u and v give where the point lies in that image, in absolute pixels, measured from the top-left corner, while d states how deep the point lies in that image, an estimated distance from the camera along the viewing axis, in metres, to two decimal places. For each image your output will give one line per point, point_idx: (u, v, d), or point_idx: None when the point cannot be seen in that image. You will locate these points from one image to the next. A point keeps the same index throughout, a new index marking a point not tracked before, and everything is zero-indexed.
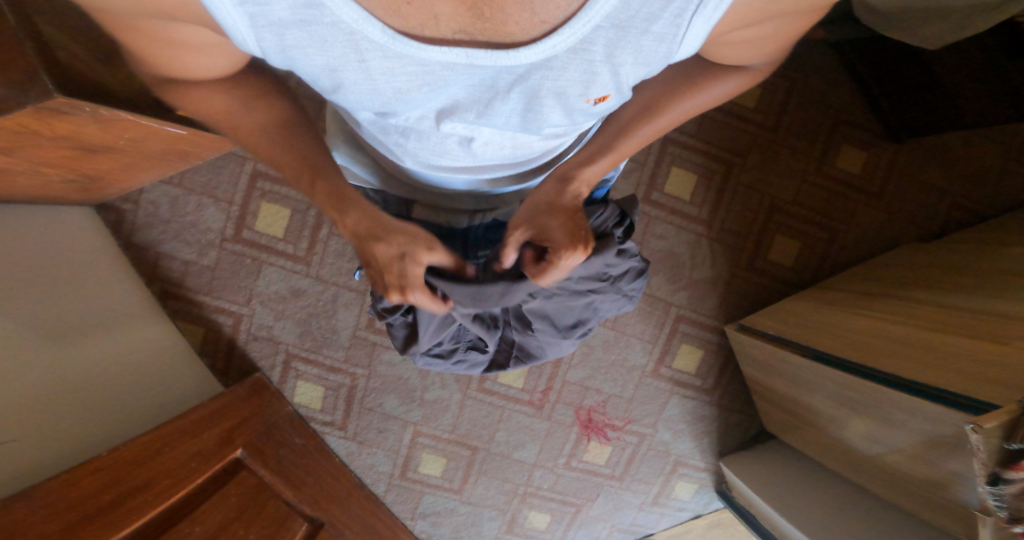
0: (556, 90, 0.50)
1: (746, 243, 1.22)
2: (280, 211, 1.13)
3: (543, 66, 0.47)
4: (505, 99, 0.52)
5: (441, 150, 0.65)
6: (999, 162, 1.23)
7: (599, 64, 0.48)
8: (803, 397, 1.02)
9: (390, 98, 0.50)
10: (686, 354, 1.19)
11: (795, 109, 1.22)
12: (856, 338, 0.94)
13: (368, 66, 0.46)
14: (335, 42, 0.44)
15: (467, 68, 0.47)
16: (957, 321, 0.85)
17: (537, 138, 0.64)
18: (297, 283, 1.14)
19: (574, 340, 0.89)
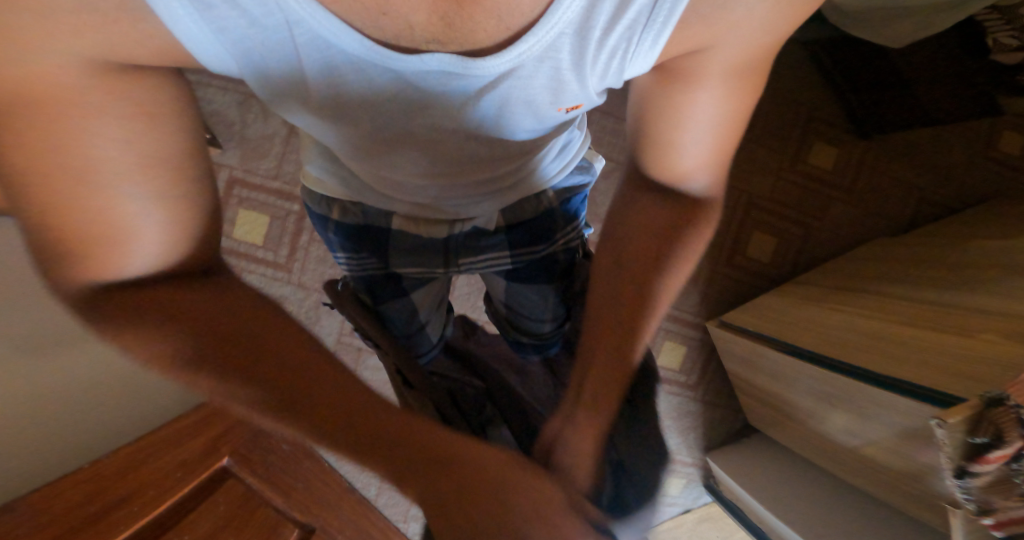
0: (526, 98, 0.52)
1: (724, 240, 1.24)
2: (260, 219, 1.23)
3: (511, 77, 0.48)
4: (477, 108, 0.53)
5: (417, 163, 0.67)
6: (965, 156, 1.27)
7: (567, 73, 0.49)
8: (784, 391, 1.03)
9: (366, 106, 0.52)
10: (670, 351, 1.21)
11: (767, 108, 1.25)
12: (832, 332, 0.96)
13: (344, 73, 0.47)
14: (307, 49, 0.45)
15: (438, 77, 0.48)
16: (928, 312, 0.87)
17: (511, 145, 0.66)
18: (278, 290, 1.22)
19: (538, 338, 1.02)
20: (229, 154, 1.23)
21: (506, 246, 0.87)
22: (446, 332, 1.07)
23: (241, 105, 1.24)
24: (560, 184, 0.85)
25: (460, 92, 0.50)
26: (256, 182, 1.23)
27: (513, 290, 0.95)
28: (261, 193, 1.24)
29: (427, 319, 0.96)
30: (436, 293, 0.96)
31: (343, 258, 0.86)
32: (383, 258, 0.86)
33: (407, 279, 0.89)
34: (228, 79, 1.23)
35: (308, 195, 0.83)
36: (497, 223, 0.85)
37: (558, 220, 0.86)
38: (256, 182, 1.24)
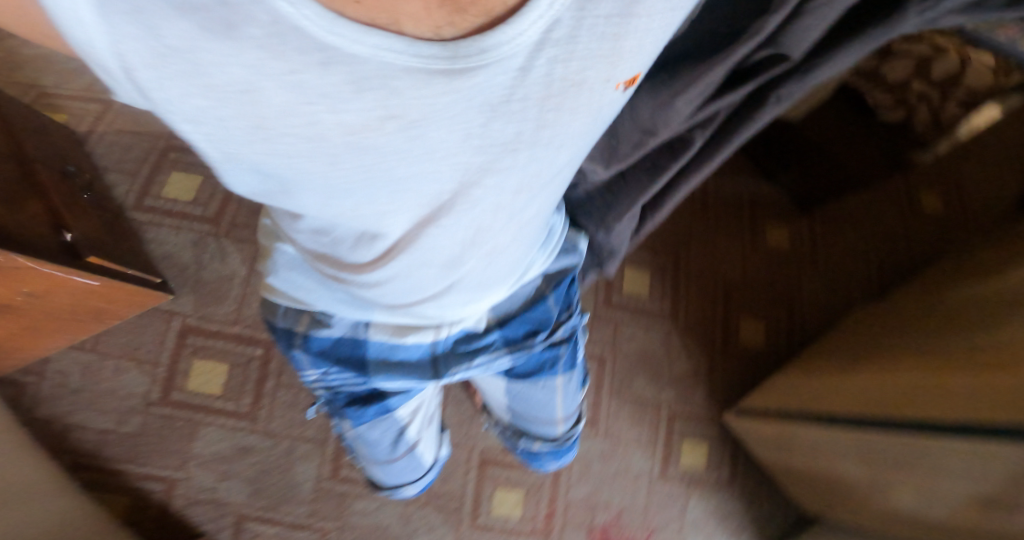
0: (558, 102, 0.47)
1: (714, 333, 1.25)
2: (218, 368, 1.10)
3: (544, 68, 0.43)
4: (452, 141, 0.46)
5: (422, 234, 0.57)
6: (895, 218, 1.40)
7: (608, 47, 0.44)
8: (828, 465, 0.96)
9: (348, 157, 0.44)
10: (691, 451, 1.14)
11: (711, 202, 1.37)
12: (867, 397, 0.90)
13: (322, 118, 0.40)
14: (271, 91, 0.38)
15: (449, 82, 0.40)
16: (932, 363, 0.84)
17: (539, 204, 0.62)
18: (242, 440, 1.06)
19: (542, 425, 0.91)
20: (181, 300, 1.15)
21: (502, 346, 0.82)
22: (442, 454, 0.96)
23: (196, 246, 1.20)
24: (550, 269, 0.82)
25: (477, 110, 0.44)
26: (212, 329, 1.13)
27: (517, 392, 0.90)
28: (218, 340, 1.13)
29: (416, 437, 0.88)
30: (424, 409, 0.89)
31: (315, 378, 0.80)
32: (363, 372, 0.78)
33: (392, 395, 0.83)
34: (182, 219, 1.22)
35: (271, 311, 0.78)
36: (488, 321, 0.82)
37: (552, 307, 0.83)
38: (212, 327, 1.14)
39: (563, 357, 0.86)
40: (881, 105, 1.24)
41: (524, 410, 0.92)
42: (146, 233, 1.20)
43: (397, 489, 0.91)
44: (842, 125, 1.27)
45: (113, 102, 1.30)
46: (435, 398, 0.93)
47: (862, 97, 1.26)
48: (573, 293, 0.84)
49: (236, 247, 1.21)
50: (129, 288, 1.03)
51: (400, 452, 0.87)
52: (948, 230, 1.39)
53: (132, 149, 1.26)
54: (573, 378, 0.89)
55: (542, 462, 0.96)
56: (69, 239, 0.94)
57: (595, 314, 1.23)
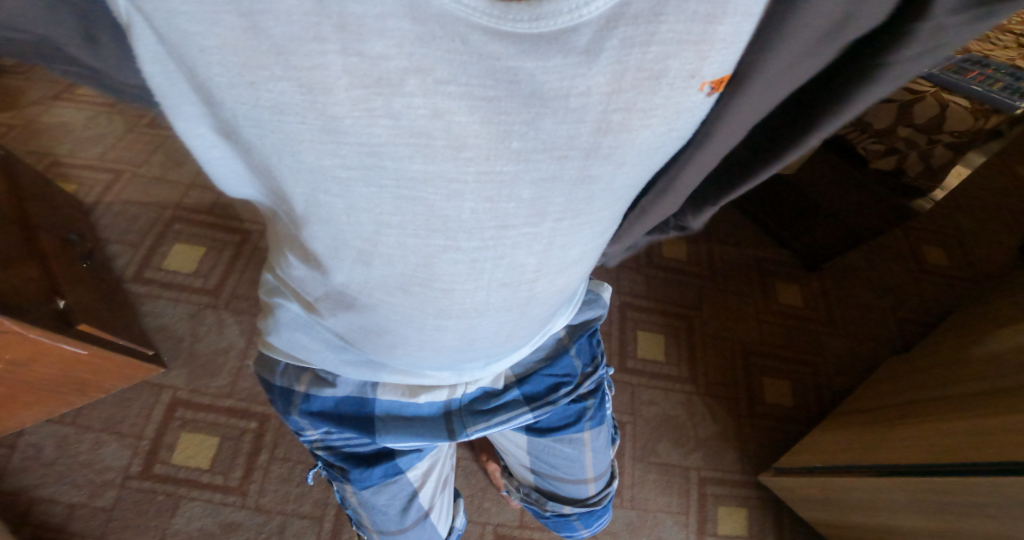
0: (628, 100, 0.40)
1: (738, 392, 1.18)
2: (207, 439, 1.01)
3: (613, 53, 0.38)
4: (486, 133, 0.41)
5: (432, 263, 0.50)
6: (906, 273, 1.38)
7: (698, 32, 0.38)
8: (889, 521, 0.86)
9: (359, 130, 0.40)
10: (727, 518, 1.04)
11: (721, 264, 1.35)
12: (914, 442, 0.83)
13: (330, 60, 0.37)
14: (278, 14, 0.36)
15: (491, 41, 0.37)
16: (972, 401, 0.79)
17: (585, 243, 0.53)
18: (228, 516, 0.95)
19: (567, 486, 0.83)
20: (173, 371, 1.08)
21: (523, 402, 0.75)
22: (456, 524, 0.86)
23: (194, 316, 1.15)
24: (572, 321, 0.78)
25: (519, 95, 0.39)
26: (205, 400, 1.05)
27: (540, 451, 0.81)
28: (209, 411, 1.04)
29: (429, 504, 0.78)
30: (438, 471, 0.80)
31: (316, 437, 0.72)
32: (368, 431, 0.70)
33: (401, 456, 0.74)
34: (182, 289, 1.17)
35: (270, 368, 0.71)
36: (507, 379, 0.76)
37: (576, 359, 0.78)
38: (204, 398, 1.06)
39: (590, 410, 0.79)
40: (872, 153, 1.22)
41: (549, 471, 0.83)
42: (142, 305, 1.15)
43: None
44: (833, 180, 1.29)
45: (124, 174, 1.31)
46: (449, 460, 0.83)
47: (850, 146, 1.25)
48: (597, 345, 0.80)
49: (236, 317, 1.16)
50: (120, 357, 0.97)
51: (410, 522, 0.76)
52: (962, 284, 1.37)
53: (138, 222, 1.24)
54: (602, 434, 0.81)
55: (573, 530, 0.88)
56: (62, 305, 0.89)
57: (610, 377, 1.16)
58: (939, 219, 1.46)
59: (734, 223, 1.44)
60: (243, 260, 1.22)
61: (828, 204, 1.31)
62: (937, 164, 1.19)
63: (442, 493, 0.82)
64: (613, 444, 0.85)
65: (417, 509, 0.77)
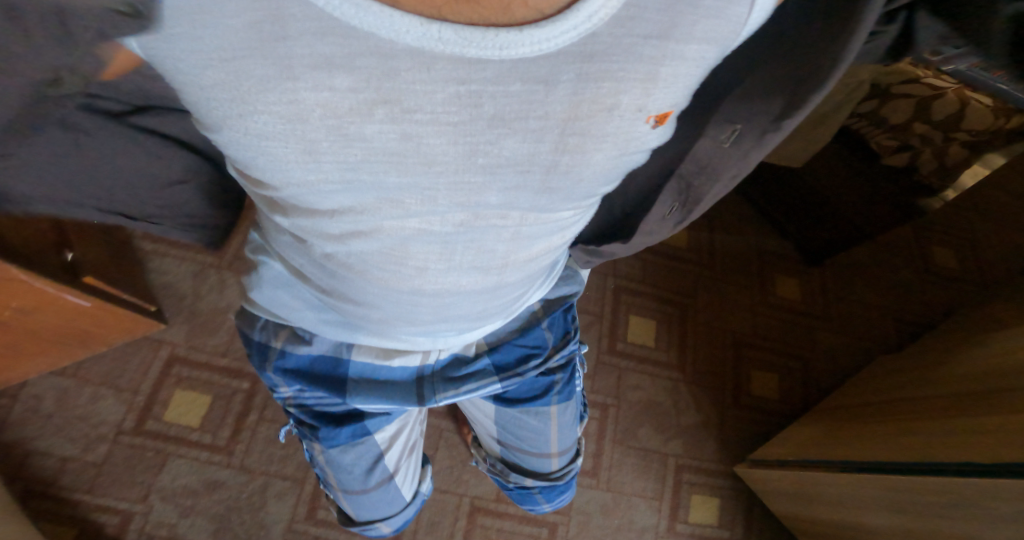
0: (583, 129, 0.39)
1: (724, 382, 1.18)
2: (199, 397, 1.04)
3: (570, 85, 0.37)
4: (455, 153, 0.39)
5: (403, 261, 0.49)
6: (913, 272, 1.35)
7: (645, 72, 0.37)
8: (856, 522, 0.87)
9: (325, 151, 0.38)
10: (700, 507, 1.05)
11: (721, 251, 1.33)
12: (896, 440, 0.83)
13: (304, 97, 0.35)
14: (253, 58, 0.34)
15: (457, 67, 0.35)
16: (963, 402, 0.78)
17: (549, 232, 0.52)
18: (213, 475, 0.99)
19: (532, 460, 0.84)
20: (172, 328, 1.10)
21: (492, 372, 0.76)
22: (421, 489, 0.88)
23: (196, 276, 1.15)
24: (548, 296, 0.78)
25: (484, 121, 0.37)
26: (200, 359, 1.08)
27: (507, 422, 0.83)
28: (204, 371, 1.07)
29: (394, 466, 0.80)
30: (405, 437, 0.81)
31: (290, 394, 0.74)
32: (339, 391, 0.72)
33: (370, 418, 0.76)
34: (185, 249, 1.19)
35: (250, 322, 0.72)
36: (478, 347, 0.76)
37: (548, 332, 0.78)
38: (200, 357, 1.08)
39: (559, 385, 0.80)
40: (885, 148, 1.21)
41: (514, 443, 0.84)
42: (149, 262, 1.14)
43: (370, 525, 0.83)
44: (846, 174, 1.24)
45: None
46: (418, 426, 0.85)
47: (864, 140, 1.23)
48: (570, 321, 0.80)
49: (237, 278, 1.16)
50: (124, 313, 0.99)
51: (373, 483, 0.78)
52: (967, 288, 1.34)
53: None
54: (569, 410, 0.82)
55: (536, 504, 0.90)
56: (71, 258, 0.88)
57: (599, 359, 1.16)
58: (961, 219, 1.41)
59: (738, 213, 1.38)
60: (246, 222, 1.22)
61: (839, 199, 1.26)
62: (951, 163, 1.20)
63: (410, 456, 0.83)
64: (582, 422, 0.86)
65: (381, 471, 0.79)
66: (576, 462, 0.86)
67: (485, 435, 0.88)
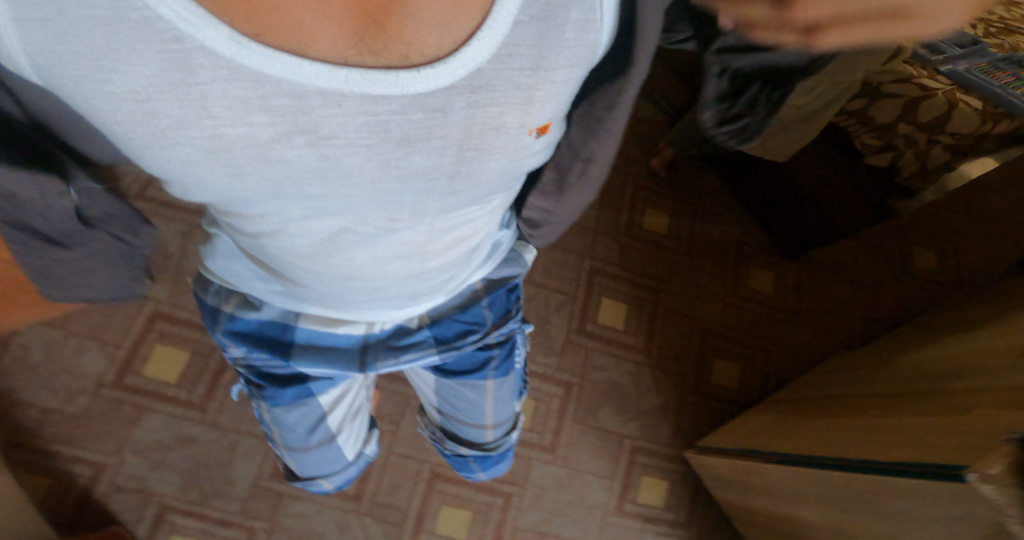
0: (477, 145, 0.47)
1: (687, 369, 1.22)
2: (178, 354, 1.08)
3: (462, 111, 0.45)
4: (368, 167, 0.47)
5: (332, 256, 0.56)
6: (889, 272, 1.36)
7: (521, 96, 0.46)
8: (790, 511, 0.91)
9: (253, 168, 0.46)
10: (650, 487, 1.10)
11: (698, 239, 1.33)
12: (836, 437, 0.86)
13: (226, 131, 0.43)
14: (168, 101, 0.41)
15: (366, 103, 0.43)
16: (909, 406, 0.80)
17: (471, 222, 0.58)
18: (185, 431, 1.03)
19: (469, 429, 0.88)
20: (157, 285, 1.12)
21: (432, 344, 0.78)
22: (366, 451, 0.92)
23: (184, 237, 1.15)
24: (492, 276, 0.80)
25: (388, 141, 0.45)
26: (182, 317, 1.11)
27: (446, 392, 0.86)
28: (185, 328, 1.10)
29: (336, 428, 0.84)
30: (349, 399, 0.85)
31: (239, 356, 0.76)
32: (285, 355, 0.75)
33: (314, 381, 0.79)
34: None
35: (204, 286, 0.75)
36: (420, 319, 0.78)
37: (487, 311, 0.80)
38: (182, 315, 1.11)
39: (495, 360, 0.83)
40: (868, 147, 1.22)
41: (453, 413, 0.88)
42: None
43: (312, 481, 0.87)
44: (833, 168, 1.25)
45: None
46: (363, 391, 0.88)
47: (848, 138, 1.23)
48: (513, 300, 0.82)
49: None
50: None
51: (314, 442, 0.82)
52: (942, 291, 1.36)
53: None
54: (505, 385, 0.85)
55: (472, 471, 0.94)
56: None
57: (569, 339, 1.19)
58: (944, 222, 1.41)
59: (722, 203, 1.39)
60: None
61: (817, 197, 1.25)
62: (931, 165, 1.23)
63: (353, 419, 0.87)
64: (521, 397, 0.90)
65: (322, 430, 0.82)
66: (514, 433, 0.90)
67: (427, 404, 0.92)
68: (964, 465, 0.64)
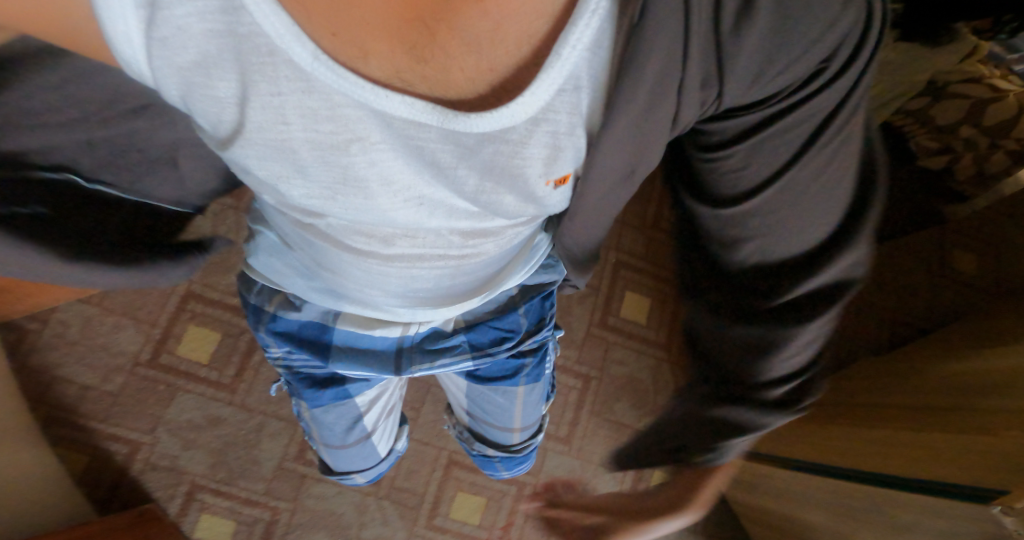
0: (501, 172, 0.47)
1: None
2: (209, 334, 1.12)
3: (489, 151, 0.45)
4: (412, 176, 0.47)
5: (379, 242, 0.57)
6: (925, 276, 1.33)
7: (549, 149, 0.46)
8: (799, 513, 0.94)
9: (310, 168, 0.47)
10: (661, 481, 1.12)
11: None
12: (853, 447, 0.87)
13: (294, 135, 0.44)
14: (253, 106, 0.42)
15: (406, 127, 0.42)
16: (924, 414, 0.82)
17: (510, 225, 0.59)
18: (216, 411, 1.08)
19: (497, 431, 0.91)
20: None
21: (467, 349, 0.81)
22: (397, 447, 0.96)
23: (216, 219, 1.19)
24: (528, 282, 0.80)
25: (424, 158, 0.45)
26: (214, 298, 1.14)
27: (476, 396, 0.89)
28: (216, 308, 1.14)
29: (371, 427, 0.87)
30: (384, 399, 0.88)
31: (279, 355, 0.80)
32: (324, 356, 0.78)
33: (352, 382, 0.82)
34: None
35: (248, 286, 0.78)
36: (456, 323, 0.81)
37: (523, 317, 0.82)
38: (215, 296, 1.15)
39: (528, 367, 0.85)
40: (924, 149, 1.17)
41: (482, 415, 0.90)
42: None
43: (346, 475, 0.91)
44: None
45: None
46: (398, 391, 0.91)
47: (902, 141, 1.19)
48: (547, 307, 0.84)
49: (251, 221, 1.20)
50: None
51: (352, 440, 0.86)
52: (981, 295, 1.33)
53: None
54: (536, 390, 0.87)
55: (495, 470, 0.98)
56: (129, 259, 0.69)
57: (589, 332, 1.20)
58: (988, 223, 1.37)
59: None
60: None
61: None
62: (990, 171, 1.15)
63: (387, 417, 0.90)
64: (548, 401, 0.92)
65: (358, 428, 0.86)
66: (539, 435, 0.94)
67: (456, 405, 0.95)
68: (1001, 489, 0.63)
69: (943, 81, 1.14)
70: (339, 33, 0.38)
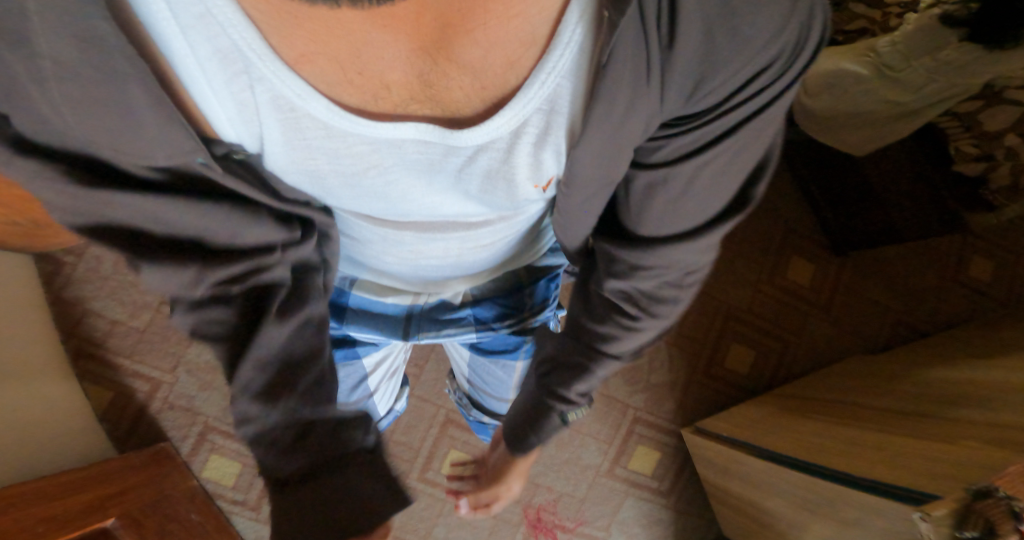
0: (503, 180, 0.47)
1: (703, 350, 1.25)
2: None
3: (490, 161, 0.45)
4: (435, 185, 0.49)
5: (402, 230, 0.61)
6: (937, 279, 1.33)
7: (537, 157, 0.45)
8: (762, 501, 0.98)
9: (338, 186, 0.49)
10: (642, 456, 1.18)
11: (745, 223, 1.30)
12: (831, 442, 0.90)
13: (319, 168, 0.46)
14: (279, 146, 0.44)
15: (419, 145, 0.43)
16: (905, 425, 0.85)
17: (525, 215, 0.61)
18: None
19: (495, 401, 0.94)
20: None
21: (471, 322, 0.84)
22: (396, 408, 1.00)
23: None
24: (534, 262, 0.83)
25: (447, 173, 0.47)
26: None
27: (477, 366, 0.92)
28: None
29: (374, 387, 0.91)
30: (389, 361, 0.92)
31: None
32: (338, 316, 0.82)
33: (360, 344, 0.86)
34: None
35: None
36: (464, 296, 0.84)
37: (528, 296, 0.85)
38: None
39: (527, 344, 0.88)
40: (963, 154, 1.16)
41: (480, 385, 0.94)
42: None
43: None
44: (907, 172, 1.21)
45: None
46: (402, 354, 0.95)
47: (947, 142, 1.18)
48: (552, 289, 0.85)
49: None
50: None
51: (355, 400, 0.89)
52: (992, 306, 1.33)
53: None
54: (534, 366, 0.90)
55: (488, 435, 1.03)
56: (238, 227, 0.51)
57: None
58: (1011, 233, 1.35)
59: (782, 186, 1.33)
60: None
61: (888, 196, 1.20)
62: None
63: (390, 378, 0.95)
64: None
65: (359, 386, 0.89)
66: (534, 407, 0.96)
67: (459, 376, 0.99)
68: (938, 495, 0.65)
69: (1002, 85, 1.06)
70: (365, 72, 0.38)
